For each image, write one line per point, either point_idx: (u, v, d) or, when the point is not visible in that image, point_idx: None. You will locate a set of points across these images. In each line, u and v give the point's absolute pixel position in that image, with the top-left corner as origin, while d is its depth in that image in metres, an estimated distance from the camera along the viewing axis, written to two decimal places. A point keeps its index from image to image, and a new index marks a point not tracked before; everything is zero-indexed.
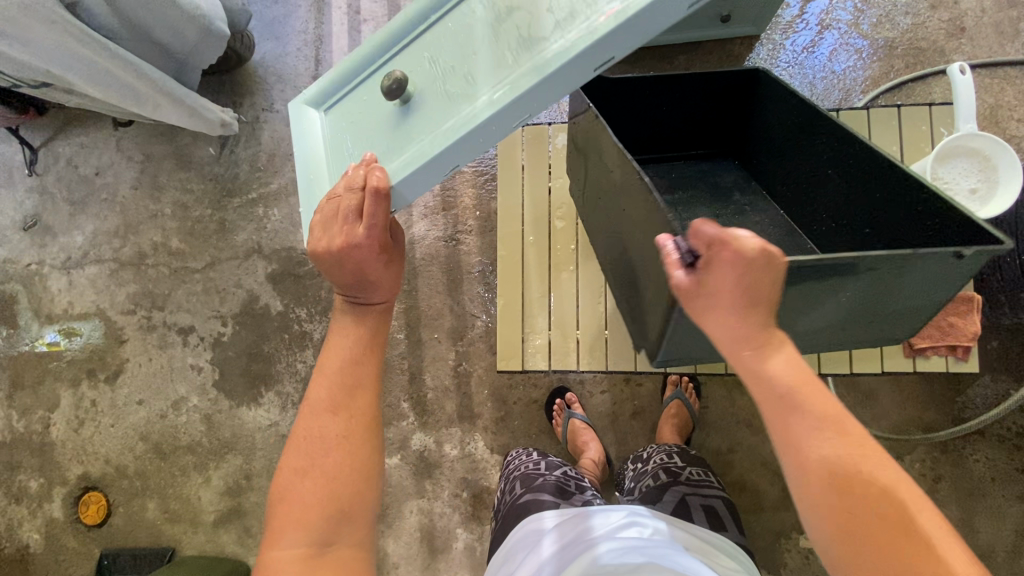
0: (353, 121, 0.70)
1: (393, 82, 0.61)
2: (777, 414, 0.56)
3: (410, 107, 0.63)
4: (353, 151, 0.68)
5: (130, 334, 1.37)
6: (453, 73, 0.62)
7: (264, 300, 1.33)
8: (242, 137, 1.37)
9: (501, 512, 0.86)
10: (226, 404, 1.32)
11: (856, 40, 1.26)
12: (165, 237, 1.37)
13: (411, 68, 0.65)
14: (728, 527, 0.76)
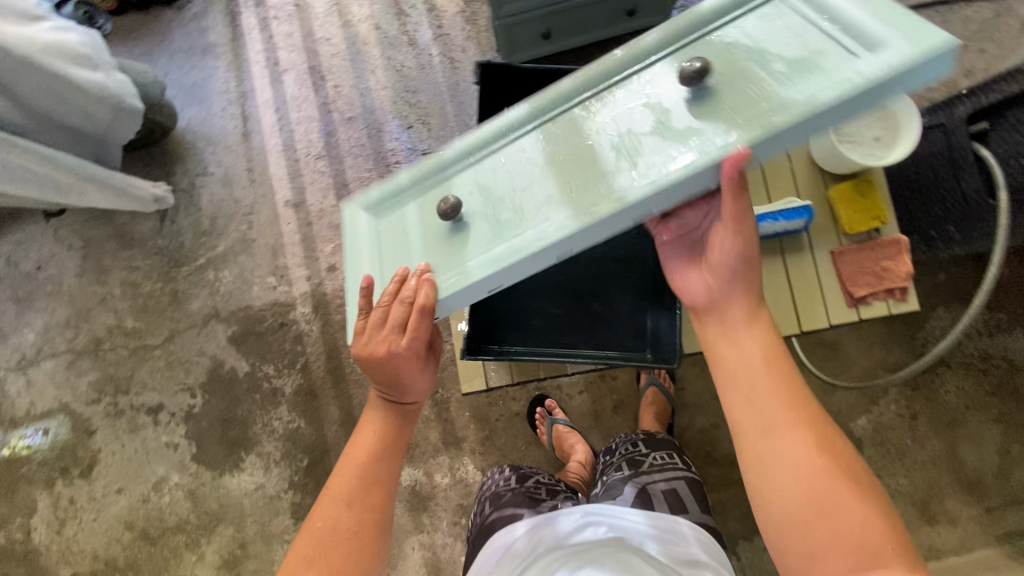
0: (399, 230, 0.62)
1: (448, 204, 0.56)
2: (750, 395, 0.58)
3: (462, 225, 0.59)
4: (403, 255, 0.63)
5: (99, 423, 1.33)
6: (525, 193, 0.56)
7: (230, 364, 1.31)
8: (180, 205, 1.36)
9: (472, 530, 0.88)
10: (208, 476, 1.29)
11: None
12: (119, 319, 1.35)
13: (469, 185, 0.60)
14: (689, 506, 0.81)
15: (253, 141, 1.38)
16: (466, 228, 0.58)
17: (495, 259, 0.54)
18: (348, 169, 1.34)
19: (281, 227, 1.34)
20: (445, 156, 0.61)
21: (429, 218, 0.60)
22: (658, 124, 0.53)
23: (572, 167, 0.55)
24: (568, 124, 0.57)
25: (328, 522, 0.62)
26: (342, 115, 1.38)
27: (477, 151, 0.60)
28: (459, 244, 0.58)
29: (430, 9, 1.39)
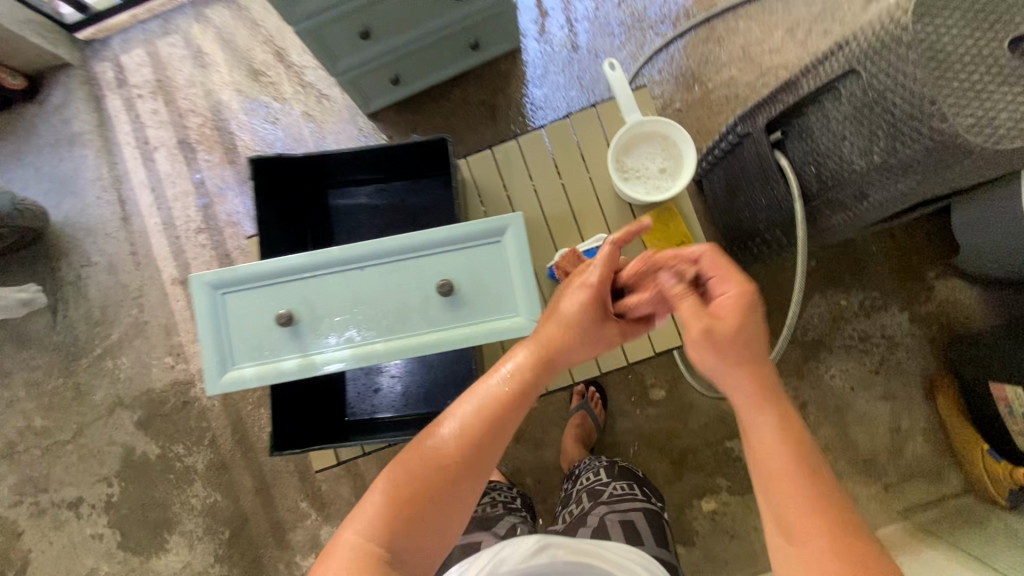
0: (240, 317, 0.68)
1: (284, 317, 0.66)
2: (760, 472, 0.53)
3: (287, 330, 0.68)
4: (215, 336, 0.68)
5: (24, 524, 1.35)
6: (328, 326, 0.68)
7: (141, 448, 1.32)
8: (69, 299, 1.36)
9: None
10: (136, 561, 1.31)
11: (606, 6, 1.31)
12: (28, 419, 1.36)
13: (287, 294, 0.68)
14: (644, 540, 0.83)
15: (134, 224, 1.38)
16: (292, 337, 0.68)
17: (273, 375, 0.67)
18: (228, 239, 1.35)
19: (172, 306, 1.34)
20: (262, 266, 0.68)
21: (265, 317, 0.68)
22: (413, 306, 0.68)
23: (370, 310, 0.68)
24: (353, 280, 0.68)
25: (354, 547, 0.54)
26: (217, 185, 1.38)
27: (291, 275, 0.68)
28: (285, 350, 0.68)
29: (286, 66, 1.39)
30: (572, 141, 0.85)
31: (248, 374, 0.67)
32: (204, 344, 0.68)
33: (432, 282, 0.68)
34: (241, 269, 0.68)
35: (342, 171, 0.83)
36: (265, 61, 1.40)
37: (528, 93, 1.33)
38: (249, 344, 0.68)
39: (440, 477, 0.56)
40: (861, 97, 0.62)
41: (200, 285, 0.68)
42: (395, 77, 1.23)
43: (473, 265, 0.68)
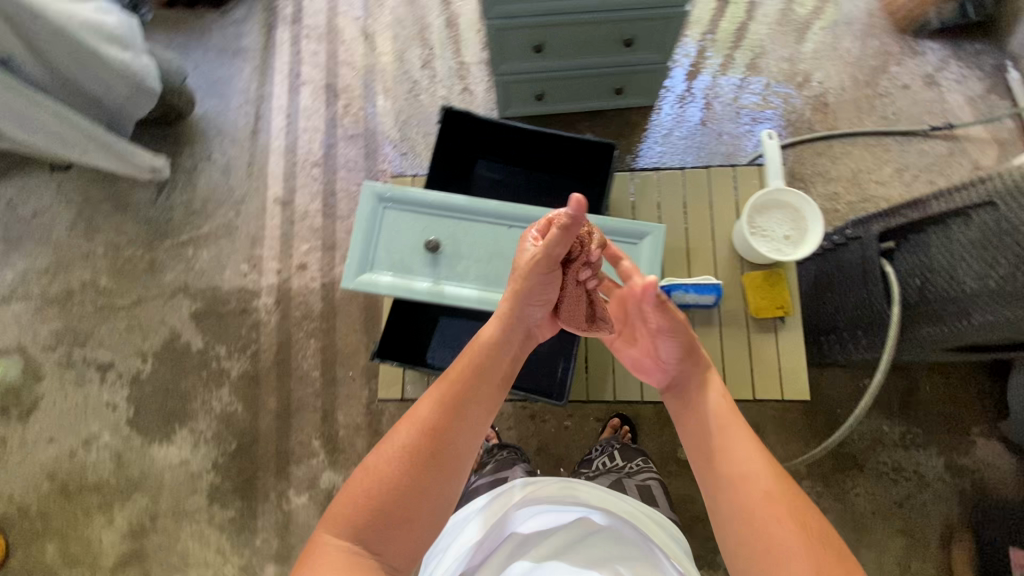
0: (391, 232, 0.77)
1: (432, 243, 0.75)
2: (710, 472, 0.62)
3: (429, 256, 0.76)
4: (365, 240, 0.76)
5: (48, 370, 1.38)
6: (464, 265, 0.76)
7: (186, 338, 1.37)
8: (178, 184, 1.45)
9: (462, 496, 1.04)
10: (138, 441, 1.33)
11: (724, 85, 1.45)
12: (95, 276, 1.42)
13: (438, 226, 0.77)
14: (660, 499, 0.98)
15: (260, 139, 1.49)
16: (430, 263, 0.76)
17: (403, 290, 0.74)
18: (338, 180, 1.45)
19: (265, 221, 1.43)
20: (428, 196, 0.77)
21: (413, 239, 0.76)
22: None
23: (504, 264, 0.76)
24: (498, 234, 0.77)
25: (332, 549, 0.53)
26: (347, 131, 1.49)
27: (448, 212, 0.77)
28: (421, 273, 0.75)
29: (444, 55, 1.54)
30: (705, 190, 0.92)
31: (382, 282, 0.75)
32: (355, 244, 0.76)
33: None
34: (409, 192, 0.77)
35: (510, 161, 0.94)
36: (427, 43, 1.54)
37: (646, 143, 1.44)
38: (391, 257, 0.76)
39: (421, 456, 0.58)
40: (994, 225, 0.70)
41: (369, 193, 0.77)
42: (540, 93, 1.36)
43: None
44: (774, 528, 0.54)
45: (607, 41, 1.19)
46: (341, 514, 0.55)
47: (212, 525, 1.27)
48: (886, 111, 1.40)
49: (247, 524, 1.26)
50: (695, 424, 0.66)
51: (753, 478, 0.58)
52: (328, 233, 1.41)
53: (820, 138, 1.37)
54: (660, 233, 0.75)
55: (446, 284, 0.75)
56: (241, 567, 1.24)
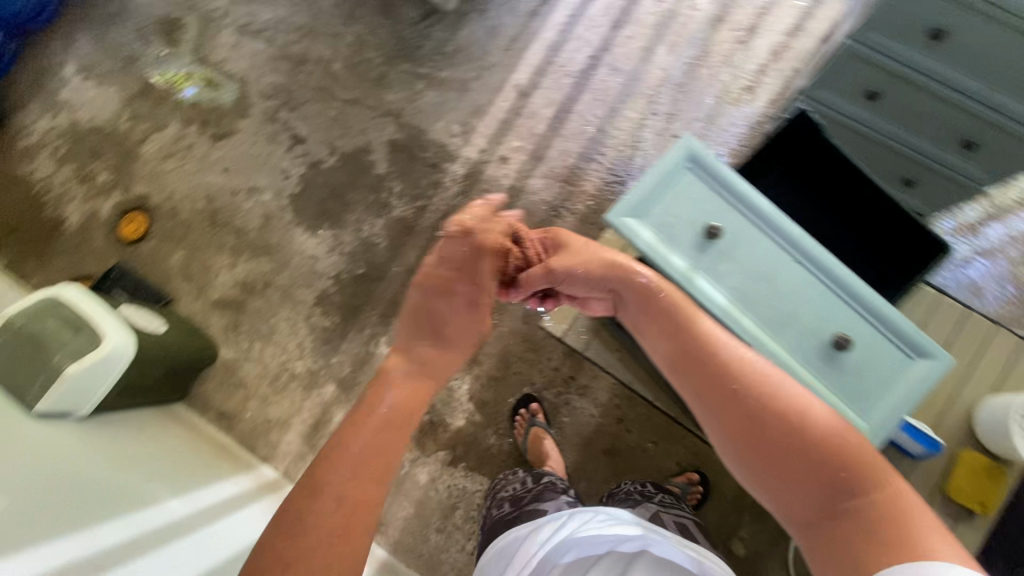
0: (680, 196, 0.71)
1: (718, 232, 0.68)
2: (711, 406, 0.62)
3: (701, 241, 0.70)
4: (652, 188, 0.70)
5: (253, 113, 1.46)
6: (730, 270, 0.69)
7: (374, 158, 1.40)
8: (444, 20, 1.45)
9: (490, 523, 1.07)
10: (288, 216, 1.40)
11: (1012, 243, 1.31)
12: (332, 57, 1.46)
13: (728, 218, 0.70)
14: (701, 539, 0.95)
15: (534, 24, 1.44)
16: (699, 248, 0.69)
17: (659, 255, 0.69)
18: (581, 101, 1.39)
19: (497, 98, 1.41)
20: (740, 185, 0.70)
21: (697, 216, 0.70)
22: (798, 327, 0.68)
23: (769, 294, 0.69)
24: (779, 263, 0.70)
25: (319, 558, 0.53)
26: (615, 62, 1.41)
27: (746, 211, 0.70)
28: (684, 249, 0.69)
29: (748, 45, 1.42)
30: None
31: (644, 235, 0.69)
32: (641, 185, 0.70)
33: (831, 329, 0.68)
34: (723, 170, 0.70)
35: (808, 199, 0.87)
36: (740, 25, 1.42)
37: (944, 267, 1.30)
38: (664, 218, 0.70)
39: (389, 445, 0.61)
40: None
41: (685, 147, 0.71)
42: None
43: (870, 351, 0.68)
44: (790, 447, 0.56)
45: (942, 136, 1.06)
46: (313, 497, 0.56)
47: (306, 322, 1.34)
48: None
49: (333, 340, 1.33)
50: (690, 374, 0.65)
51: (751, 407, 0.59)
52: (543, 144, 1.38)
53: None
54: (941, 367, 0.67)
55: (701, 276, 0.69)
56: (309, 370, 1.32)
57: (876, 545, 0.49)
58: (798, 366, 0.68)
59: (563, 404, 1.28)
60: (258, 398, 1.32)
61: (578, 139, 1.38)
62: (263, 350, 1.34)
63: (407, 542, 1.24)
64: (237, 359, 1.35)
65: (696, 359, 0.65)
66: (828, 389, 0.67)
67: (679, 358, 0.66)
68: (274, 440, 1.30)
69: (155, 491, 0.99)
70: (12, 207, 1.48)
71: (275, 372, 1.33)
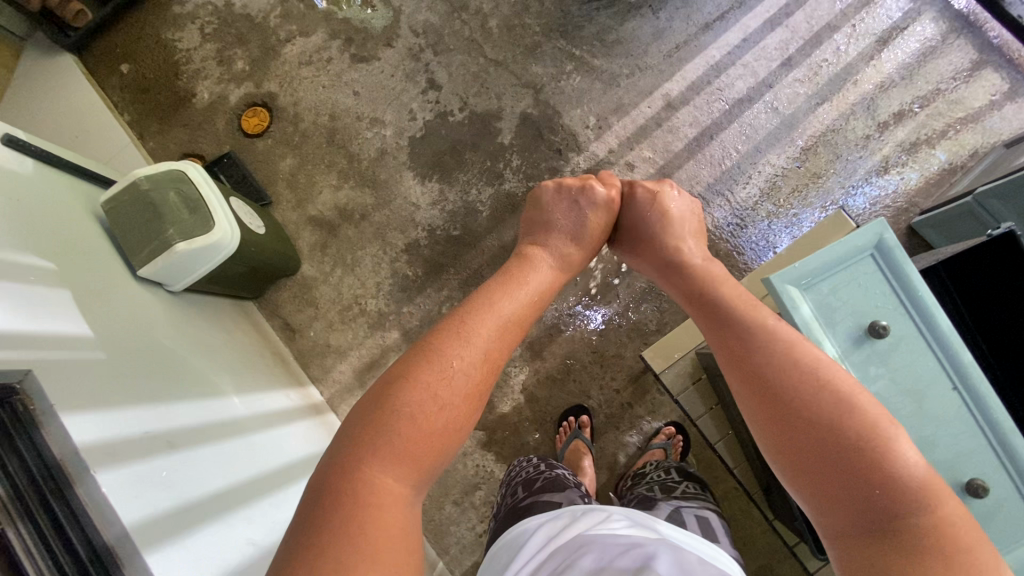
0: (852, 279, 0.66)
1: (883, 330, 0.64)
2: (764, 413, 0.57)
3: (859, 333, 0.65)
4: (824, 262, 0.66)
5: (398, 45, 1.45)
6: (878, 372, 0.65)
7: (502, 125, 1.38)
8: (613, 7, 1.39)
9: (501, 507, 0.96)
10: (402, 157, 1.40)
11: None
12: (490, 12, 1.42)
13: (896, 318, 0.65)
14: (721, 534, 0.82)
15: (705, 37, 1.37)
16: (853, 340, 0.65)
17: (809, 333, 0.65)
18: (726, 132, 1.33)
19: (642, 103, 1.35)
20: (923, 290, 0.64)
21: (863, 306, 0.66)
22: (931, 455, 0.64)
23: (911, 411, 0.64)
24: (934, 384, 0.64)
25: (378, 487, 0.51)
26: (775, 101, 1.34)
27: (919, 317, 0.65)
28: (838, 337, 0.65)
29: (922, 123, 1.31)
30: None
31: (801, 307, 0.66)
32: (816, 257, 0.66)
33: (966, 470, 0.63)
34: (909, 267, 0.65)
35: (966, 326, 0.80)
36: (922, 100, 1.31)
37: None
38: (828, 298, 0.66)
39: (462, 390, 0.57)
40: None
41: (875, 232, 0.66)
42: None
43: (1001, 508, 0.62)
44: (829, 440, 0.52)
45: None
46: (393, 411, 0.54)
47: (389, 265, 1.35)
48: None
49: (410, 290, 1.33)
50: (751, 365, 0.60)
51: (804, 397, 0.55)
52: (674, 164, 1.33)
53: None
54: None
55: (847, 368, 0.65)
56: (379, 311, 1.33)
57: (913, 562, 0.45)
58: None
59: (612, 427, 1.26)
60: (324, 322, 1.35)
61: (711, 169, 1.32)
62: (342, 278, 1.36)
63: (422, 504, 1.26)
64: (315, 279, 1.37)
65: (743, 338, 0.61)
66: None
67: (725, 334, 0.63)
68: (328, 366, 1.33)
69: (222, 384, 1.02)
70: (151, 68, 1.51)
71: (347, 302, 1.35)
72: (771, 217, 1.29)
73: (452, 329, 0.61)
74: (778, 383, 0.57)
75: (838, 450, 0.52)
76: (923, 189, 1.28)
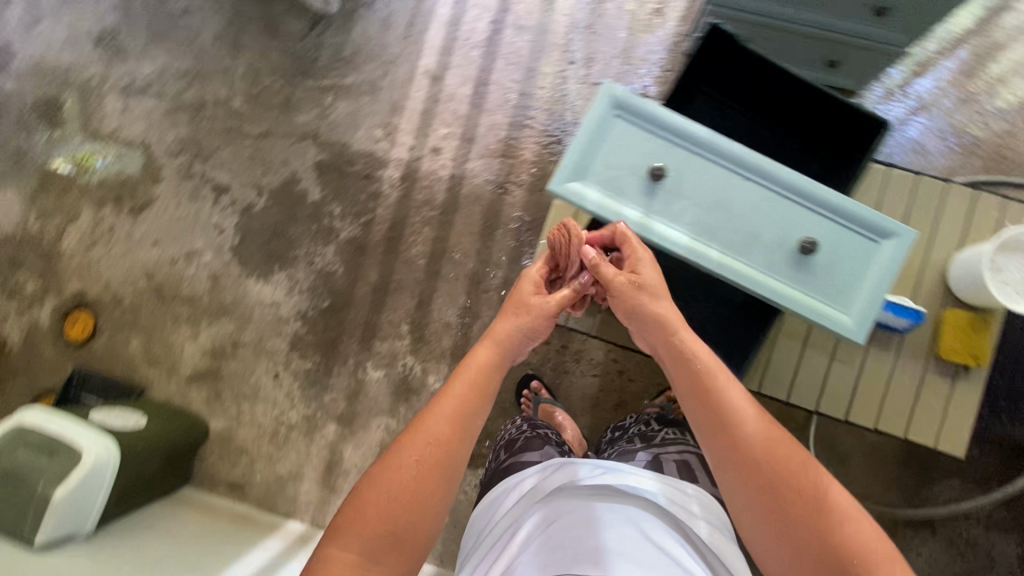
0: (616, 144, 0.68)
1: (659, 172, 0.67)
2: (730, 459, 0.60)
3: (647, 186, 0.68)
4: (584, 145, 0.68)
5: (166, 175, 1.38)
6: (680, 206, 0.68)
7: (304, 186, 1.34)
8: (332, 26, 1.37)
9: (487, 472, 0.96)
10: (235, 270, 1.34)
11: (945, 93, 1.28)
12: (229, 95, 1.38)
13: (666, 154, 0.68)
14: (699, 478, 0.84)
15: (427, 3, 1.37)
16: (645, 193, 0.68)
17: (608, 213, 0.68)
18: (495, 71, 1.35)
19: (410, 91, 1.35)
20: (669, 118, 0.67)
21: (634, 162, 0.68)
22: (762, 243, 0.67)
23: (728, 220, 0.68)
24: (728, 185, 0.68)
25: (338, 556, 0.54)
26: (517, 20, 1.36)
27: (681, 141, 0.68)
28: (633, 199, 0.68)
29: None
30: (931, 203, 0.82)
31: (590, 194, 0.68)
32: (574, 146, 0.68)
33: (794, 234, 0.67)
34: (649, 106, 0.68)
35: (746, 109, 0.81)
36: None
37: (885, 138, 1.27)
38: (604, 173, 0.68)
39: (409, 473, 0.59)
40: None
41: (606, 95, 0.68)
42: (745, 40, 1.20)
43: (837, 247, 0.67)
44: (782, 490, 0.56)
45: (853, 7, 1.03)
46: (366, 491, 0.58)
47: (287, 370, 1.30)
48: None
49: (320, 379, 1.29)
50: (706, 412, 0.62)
51: (761, 453, 0.59)
52: (471, 125, 1.33)
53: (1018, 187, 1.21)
54: (909, 239, 0.66)
55: (656, 218, 0.68)
56: (305, 417, 1.29)
57: None
58: (771, 281, 0.66)
59: (563, 374, 1.27)
60: (262, 459, 1.29)
61: (503, 109, 1.34)
62: (253, 410, 1.30)
63: (452, 551, 1.24)
64: (230, 428, 1.31)
65: (695, 391, 0.64)
66: (805, 294, 0.66)
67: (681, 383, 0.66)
68: (292, 494, 1.28)
69: None
70: None
71: (271, 428, 1.30)
72: (576, 117, 1.32)
73: (420, 419, 0.63)
74: (717, 417, 0.62)
75: (788, 501, 0.56)
76: (680, 19, 1.34)
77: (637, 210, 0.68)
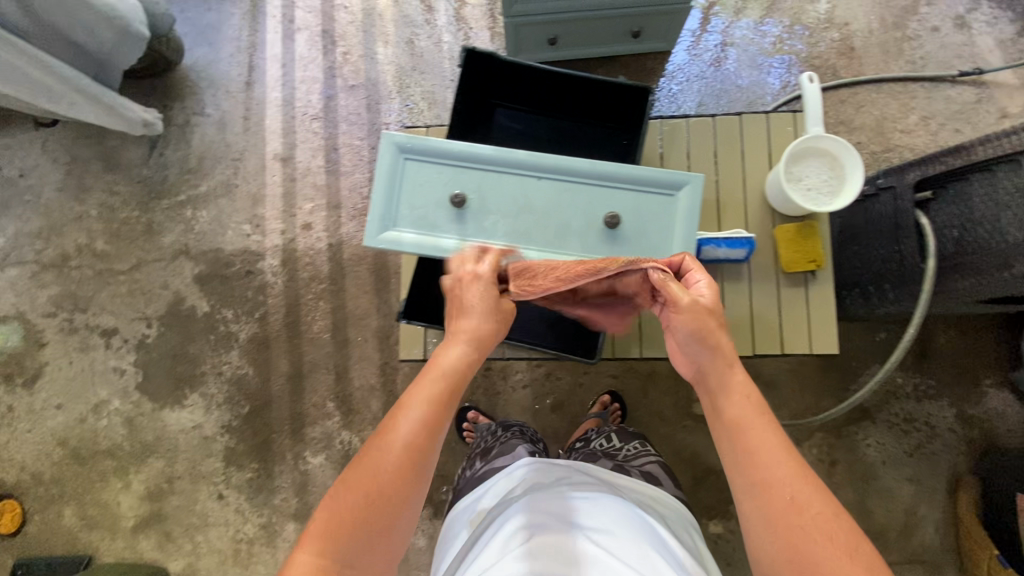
0: (413, 184, 0.72)
1: (459, 197, 0.70)
2: (765, 490, 0.51)
3: (456, 212, 0.71)
4: (386, 195, 0.71)
5: (50, 336, 1.35)
6: (492, 221, 0.71)
7: (190, 302, 1.33)
8: (172, 142, 1.38)
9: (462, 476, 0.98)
10: (148, 407, 1.31)
11: (745, 27, 1.37)
12: (90, 239, 1.36)
13: (462, 179, 0.72)
14: (664, 482, 0.88)
15: (255, 92, 1.40)
16: (455, 220, 0.71)
17: (429, 249, 0.70)
18: (340, 134, 1.38)
19: (265, 179, 1.36)
20: (452, 146, 0.71)
21: (437, 195, 0.71)
22: (574, 230, 0.71)
23: (537, 219, 0.71)
24: (527, 188, 0.72)
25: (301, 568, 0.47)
26: (346, 81, 1.40)
27: (472, 162, 0.72)
28: (447, 229, 0.71)
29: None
30: (733, 136, 0.88)
31: (407, 237, 0.71)
32: (375, 199, 0.71)
33: (599, 213, 0.71)
34: (430, 141, 0.71)
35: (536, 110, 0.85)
36: None
37: (710, 82, 1.35)
38: (413, 214, 0.71)
39: (383, 482, 0.51)
40: None
41: (389, 144, 0.71)
42: (553, 37, 1.24)
43: (641, 210, 0.71)
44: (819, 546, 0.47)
45: None
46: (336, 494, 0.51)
47: (229, 486, 1.27)
48: (914, 55, 1.32)
49: (265, 484, 1.27)
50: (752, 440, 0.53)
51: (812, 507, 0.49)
52: (333, 192, 1.35)
53: (834, 89, 1.31)
54: (699, 183, 0.71)
55: (474, 239, 0.71)
56: (261, 526, 1.26)
57: None
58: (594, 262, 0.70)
59: (496, 396, 1.28)
60: None
61: (359, 167, 1.36)
62: (207, 538, 1.27)
63: None
64: (190, 565, 1.26)
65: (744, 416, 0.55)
66: None
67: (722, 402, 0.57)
68: None
69: None
70: None
71: (231, 549, 1.26)
72: None
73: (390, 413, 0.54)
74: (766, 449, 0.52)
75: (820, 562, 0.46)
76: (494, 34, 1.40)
77: (453, 236, 0.71)
